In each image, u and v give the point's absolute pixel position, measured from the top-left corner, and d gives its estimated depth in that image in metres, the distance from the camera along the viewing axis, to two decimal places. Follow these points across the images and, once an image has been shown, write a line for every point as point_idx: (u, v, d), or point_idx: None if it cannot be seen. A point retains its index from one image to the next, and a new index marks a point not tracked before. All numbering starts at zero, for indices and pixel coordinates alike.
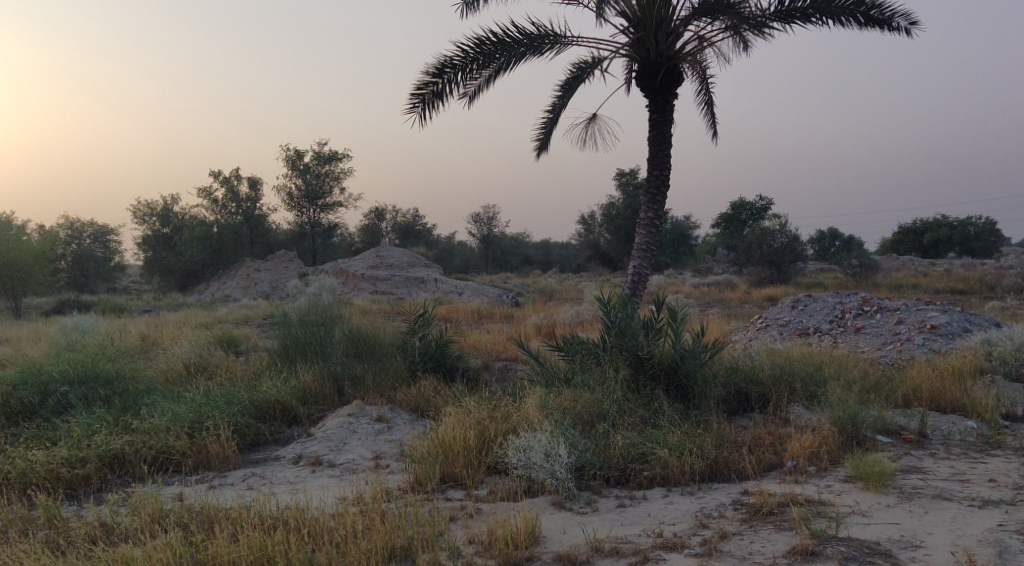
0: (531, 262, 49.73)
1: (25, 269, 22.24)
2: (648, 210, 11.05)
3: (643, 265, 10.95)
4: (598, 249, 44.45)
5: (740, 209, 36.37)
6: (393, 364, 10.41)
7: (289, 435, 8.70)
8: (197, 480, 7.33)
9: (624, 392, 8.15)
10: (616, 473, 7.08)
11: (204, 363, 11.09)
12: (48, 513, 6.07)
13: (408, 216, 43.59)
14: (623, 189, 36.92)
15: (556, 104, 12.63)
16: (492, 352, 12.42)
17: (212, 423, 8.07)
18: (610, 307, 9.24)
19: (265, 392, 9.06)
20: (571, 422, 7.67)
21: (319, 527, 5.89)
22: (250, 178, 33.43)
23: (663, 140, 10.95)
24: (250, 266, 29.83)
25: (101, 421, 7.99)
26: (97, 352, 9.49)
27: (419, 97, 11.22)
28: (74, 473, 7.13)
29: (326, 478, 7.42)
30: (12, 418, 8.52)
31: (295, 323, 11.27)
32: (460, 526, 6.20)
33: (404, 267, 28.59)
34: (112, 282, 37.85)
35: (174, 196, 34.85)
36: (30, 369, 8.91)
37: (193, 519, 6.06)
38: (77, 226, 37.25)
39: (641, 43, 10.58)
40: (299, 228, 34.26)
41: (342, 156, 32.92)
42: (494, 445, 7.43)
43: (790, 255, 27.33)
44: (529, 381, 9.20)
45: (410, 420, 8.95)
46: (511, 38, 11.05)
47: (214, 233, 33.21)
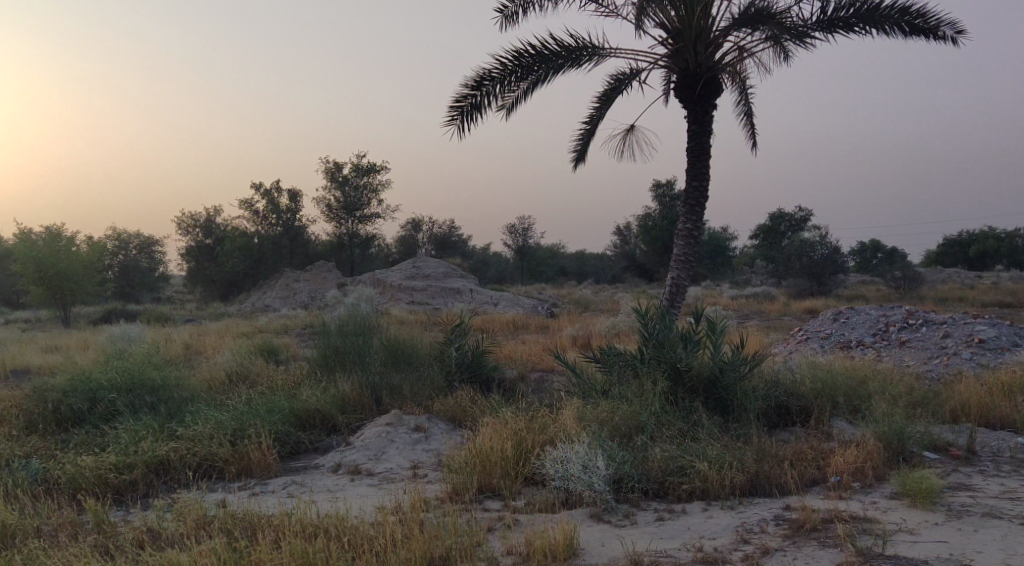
0: (567, 273, 49.73)
1: (74, 279, 22.80)
2: (687, 221, 10.99)
3: (682, 277, 10.90)
4: (634, 261, 44.27)
5: (779, 220, 35.98)
6: (430, 374, 10.48)
7: (328, 443, 8.81)
8: (239, 487, 7.44)
9: (662, 405, 8.09)
10: (655, 486, 7.05)
11: (245, 371, 11.28)
12: (97, 517, 6.20)
13: (444, 227, 43.80)
14: (660, 200, 36.76)
15: (594, 115, 12.65)
16: (528, 363, 12.44)
17: (254, 431, 8.19)
18: (648, 319, 9.20)
19: (305, 401, 9.19)
20: (609, 434, 7.64)
21: (360, 536, 5.93)
22: (290, 190, 33.92)
23: (701, 151, 10.91)
24: (290, 276, 30.24)
25: (147, 428, 8.15)
26: (143, 361, 9.69)
27: (458, 109, 11.32)
28: (121, 478, 7.28)
29: (365, 487, 7.49)
30: (62, 425, 8.73)
31: (335, 333, 11.41)
32: (498, 536, 6.21)
33: (441, 278, 28.76)
34: (157, 292, 38.65)
35: (216, 208, 35.48)
36: (79, 377, 9.12)
37: (237, 526, 6.15)
38: (123, 237, 38.12)
39: (681, 55, 10.57)
40: (337, 239, 34.67)
41: (380, 168, 33.26)
42: (531, 457, 7.43)
43: (831, 267, 26.94)
44: (566, 392, 9.18)
45: (447, 430, 8.99)
46: (549, 50, 11.12)
47: (255, 244, 33.72)
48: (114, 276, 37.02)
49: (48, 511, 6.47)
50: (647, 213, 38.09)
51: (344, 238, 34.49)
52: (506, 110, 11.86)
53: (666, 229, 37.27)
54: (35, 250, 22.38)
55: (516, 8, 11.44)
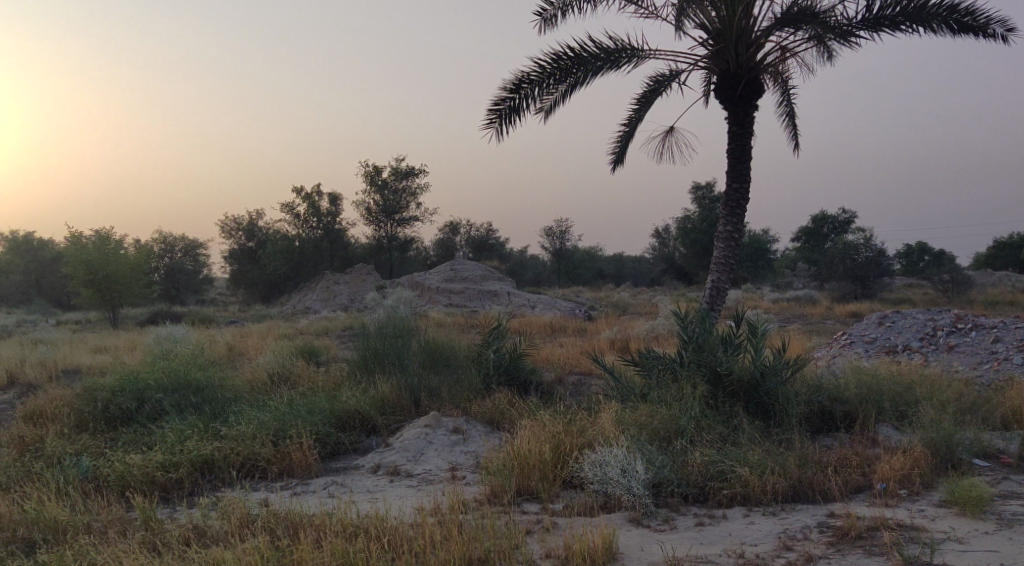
0: (605, 275, 49.59)
1: (122, 282, 23.28)
2: (727, 223, 10.89)
3: (722, 279, 10.80)
4: (673, 264, 43.93)
5: (822, 222, 35.47)
6: (468, 377, 10.52)
7: (368, 444, 8.88)
8: (281, 487, 7.54)
9: (702, 409, 8.02)
10: (695, 491, 6.99)
11: (287, 372, 11.43)
12: (145, 515, 6.33)
13: (482, 230, 43.94)
14: (699, 202, 36.48)
15: (633, 117, 12.60)
16: (566, 366, 12.43)
17: (296, 432, 8.29)
18: (687, 322, 9.13)
19: (345, 402, 9.28)
20: (648, 438, 7.58)
21: (399, 536, 5.98)
22: (331, 194, 34.33)
23: (742, 152, 10.80)
24: (330, 279, 30.57)
25: (192, 428, 8.31)
26: (188, 362, 9.88)
27: (496, 112, 11.36)
28: (168, 476, 7.42)
29: (404, 488, 7.54)
30: (111, 424, 8.93)
31: (374, 335, 11.52)
32: (536, 540, 6.21)
33: (478, 281, 28.85)
34: (201, 294, 39.37)
35: (258, 212, 36.02)
36: (127, 378, 9.32)
37: (280, 525, 6.23)
38: (169, 240, 38.91)
39: (721, 55, 10.49)
40: (376, 242, 34.99)
41: (419, 171, 33.51)
42: (570, 460, 7.41)
43: (876, 270, 26.49)
44: (604, 396, 9.15)
45: (485, 432, 9.02)
46: (588, 52, 11.10)
47: (296, 247, 34.16)
48: (160, 278, 37.80)
49: (97, 507, 6.62)
50: (686, 216, 37.78)
51: (384, 241, 34.80)
52: (544, 112, 11.87)
53: (706, 231, 36.98)
54: (85, 253, 22.94)
55: (555, 10, 11.44)
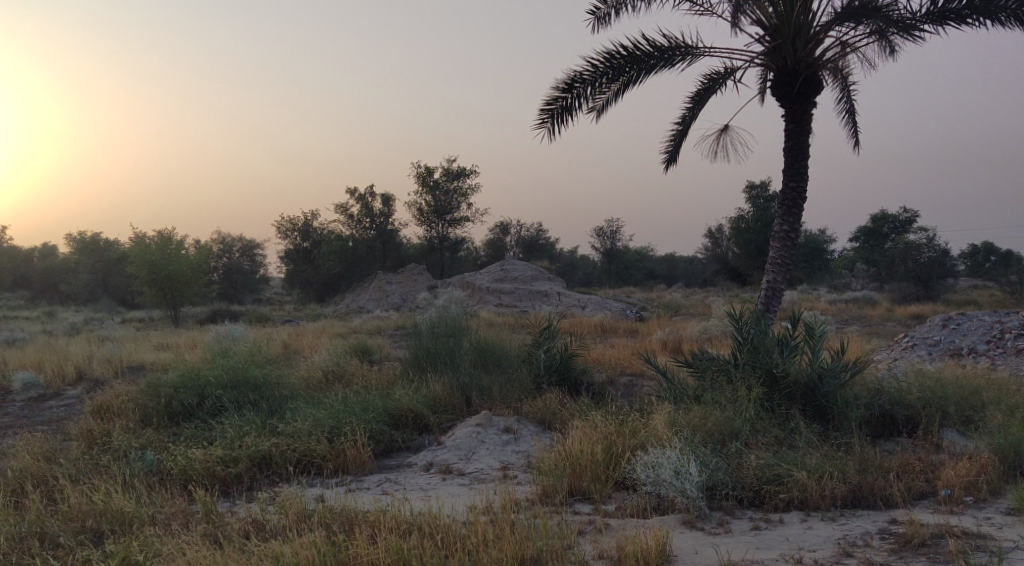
0: (656, 276, 49.21)
1: (183, 281, 23.87)
2: (784, 222, 10.70)
3: (778, 280, 10.62)
4: (726, 264, 43.35)
5: (882, 221, 34.76)
6: (519, 376, 10.53)
7: (420, 443, 8.95)
8: (336, 483, 7.66)
9: (757, 411, 7.91)
10: (750, 494, 6.89)
11: (341, 371, 11.58)
12: (206, 508, 6.48)
13: (532, 231, 43.97)
14: (753, 202, 35.85)
15: (686, 115, 12.46)
16: (617, 367, 12.34)
17: (350, 429, 8.42)
18: (742, 323, 9.00)
19: (398, 400, 9.38)
20: (702, 440, 7.47)
21: (452, 534, 6.01)
22: (384, 195, 34.73)
23: (800, 150, 10.60)
24: (382, 279, 30.90)
25: (250, 424, 8.49)
26: (247, 359, 10.08)
27: (548, 111, 11.35)
28: (227, 471, 7.57)
29: (457, 487, 7.58)
30: (173, 419, 9.16)
31: (426, 334, 11.62)
32: (588, 540, 6.20)
33: (529, 281, 28.85)
34: (257, 293, 40.17)
35: (313, 212, 36.58)
36: (188, 374, 9.56)
37: (336, 520, 6.33)
38: (227, 240, 39.81)
39: (778, 51, 10.32)
40: (428, 242, 35.27)
41: (470, 172, 33.66)
42: (621, 461, 7.37)
43: (939, 271, 25.81)
44: (657, 397, 9.07)
45: (537, 432, 9.01)
46: (641, 51, 11.03)
47: (350, 247, 34.63)
48: (218, 278, 38.67)
49: (161, 500, 6.79)
50: (739, 216, 37.25)
51: (435, 241, 35.06)
52: (596, 111, 11.82)
53: (760, 231, 36.39)
54: (148, 253, 23.57)
55: (608, 9, 11.39)
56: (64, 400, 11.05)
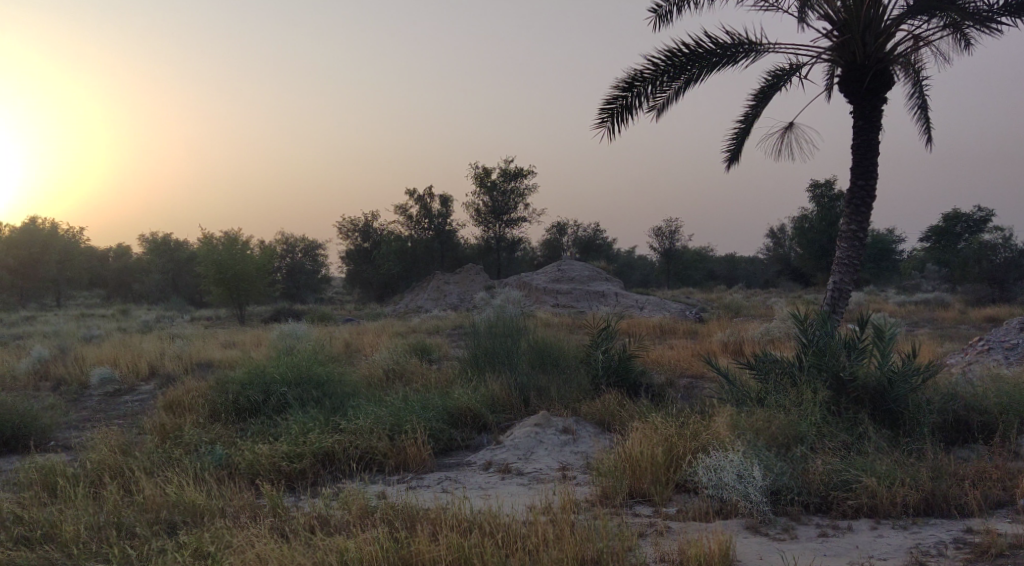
0: (716, 276, 48.57)
1: (249, 281, 24.41)
2: (851, 222, 10.42)
3: (845, 281, 10.35)
4: (788, 264, 42.54)
5: (955, 221, 33.68)
6: (577, 378, 10.47)
7: (479, 442, 8.98)
8: (398, 480, 7.73)
9: (824, 415, 7.72)
10: (817, 500, 6.73)
11: (401, 369, 11.70)
12: (273, 503, 6.61)
13: (589, 231, 43.77)
14: (817, 201, 34.95)
15: (749, 114, 12.25)
16: (677, 368, 12.21)
17: (410, 427, 8.50)
18: (807, 325, 8.81)
19: (458, 400, 9.42)
20: (765, 443, 7.32)
21: (512, 533, 6.01)
22: (442, 195, 35.00)
23: (868, 147, 10.33)
24: (440, 279, 31.17)
25: (315, 421, 8.63)
26: (310, 357, 10.26)
27: (608, 111, 11.30)
28: (292, 466, 7.71)
29: (516, 486, 7.58)
30: (240, 415, 9.38)
31: (485, 334, 11.68)
32: (650, 543, 6.12)
33: (586, 281, 28.72)
34: (319, 292, 40.91)
35: (373, 213, 37.05)
36: (254, 371, 9.77)
37: (397, 517, 6.38)
38: (290, 241, 40.61)
39: (847, 47, 10.07)
40: (485, 242, 35.42)
41: (527, 172, 33.67)
42: (683, 463, 7.29)
43: (1015, 272, 24.88)
44: (718, 399, 8.93)
45: (595, 433, 8.96)
46: (703, 48, 10.87)
47: (409, 247, 34.99)
48: (282, 278, 39.47)
49: (230, 493, 6.94)
50: (803, 216, 36.46)
51: (492, 241, 35.19)
52: (657, 110, 11.72)
53: (824, 232, 35.55)
54: (216, 254, 24.24)
55: (670, 7, 11.26)
56: (137, 395, 11.41)
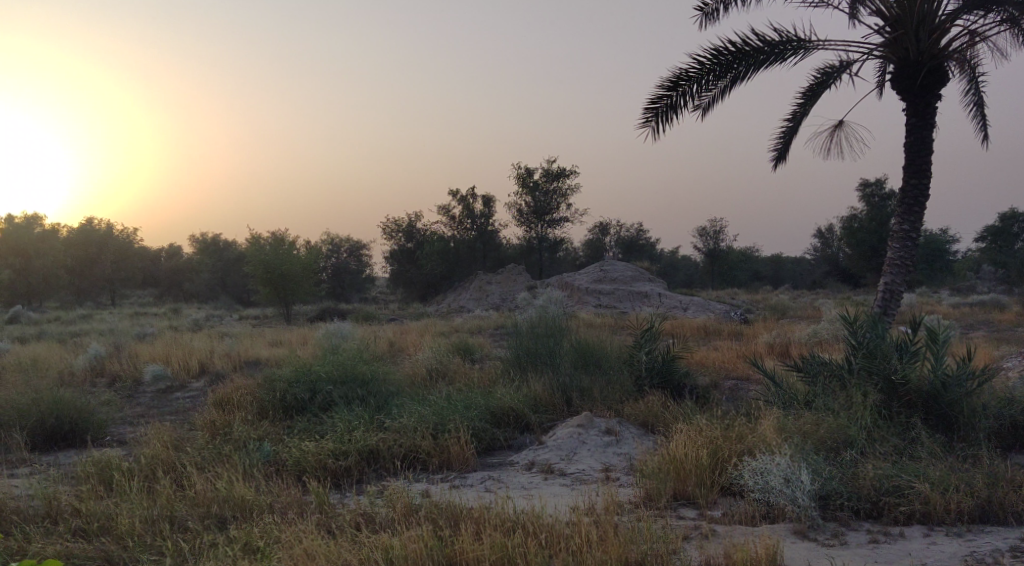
0: (761, 277, 47.94)
1: (295, 281, 24.74)
2: (903, 221, 10.18)
3: (896, 281, 10.12)
4: (836, 265, 41.75)
5: (1011, 221, 32.64)
6: (619, 379, 10.40)
7: (522, 442, 8.97)
8: (441, 479, 7.76)
9: (874, 419, 7.56)
10: (868, 505, 6.59)
11: (444, 368, 11.75)
12: (320, 499, 6.68)
13: (632, 231, 43.50)
14: (867, 200, 34.45)
15: (797, 112, 12.06)
16: (722, 370, 12.06)
17: (454, 426, 8.53)
18: (857, 326, 8.63)
19: (500, 400, 9.42)
20: (813, 447, 7.20)
21: (556, 534, 5.99)
22: (485, 196, 35.13)
23: (922, 146, 10.09)
24: (483, 279, 31.31)
25: (359, 419, 8.71)
26: (355, 355, 10.35)
27: (653, 110, 11.22)
28: (338, 464, 7.79)
29: (558, 487, 7.56)
30: (287, 413, 9.51)
31: (527, 334, 11.68)
32: (695, 546, 6.05)
33: (629, 282, 28.54)
34: (364, 292, 41.30)
35: (416, 214, 37.29)
36: (300, 369, 9.89)
37: (441, 515, 6.40)
38: (335, 241, 41.12)
39: (899, 43, 9.87)
40: (527, 242, 35.42)
41: (570, 172, 33.59)
42: (728, 466, 7.19)
43: None
44: (764, 401, 8.79)
45: (638, 435, 8.89)
46: (750, 46, 10.71)
47: (452, 247, 35.15)
48: (327, 277, 39.97)
49: (278, 489, 7.03)
50: (852, 215, 35.81)
51: (535, 241, 35.16)
52: (702, 109, 11.60)
53: (874, 232, 34.85)
54: (264, 253, 24.67)
55: (716, 4, 11.14)
56: (188, 393, 11.64)
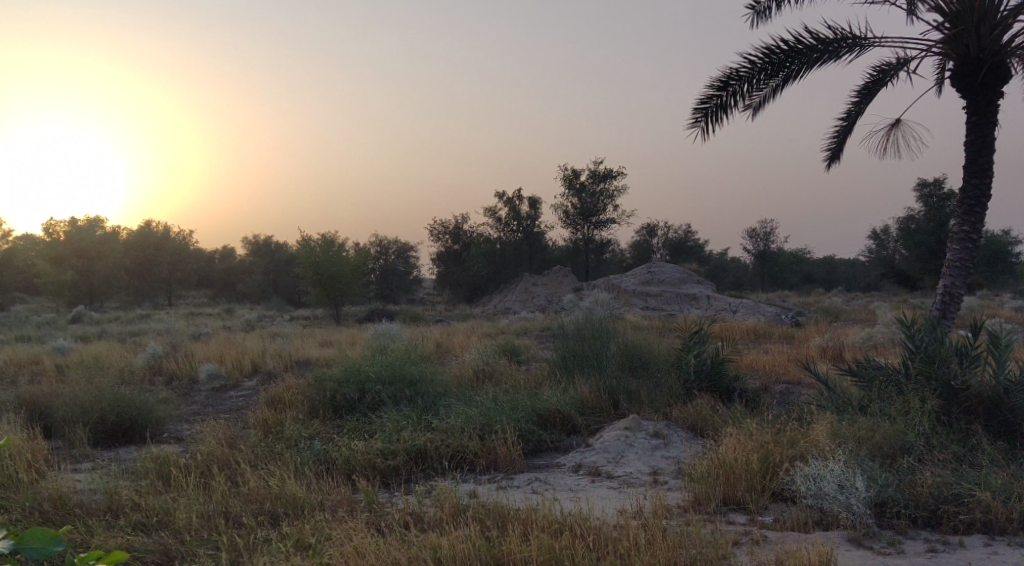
0: (813, 280, 47.09)
1: (345, 282, 25.05)
2: (963, 222, 9.89)
3: (956, 284, 9.83)
4: (892, 267, 40.79)
5: None
6: (668, 381, 10.29)
7: (569, 444, 8.94)
8: (488, 479, 7.77)
9: (932, 425, 7.35)
10: (925, 513, 6.42)
11: (491, 370, 11.76)
12: (369, 498, 6.74)
13: (680, 232, 43.10)
14: (926, 200, 33.57)
15: (852, 110, 11.81)
16: (773, 374, 11.85)
17: (500, 427, 8.53)
18: (915, 330, 8.41)
19: (547, 401, 9.41)
20: (869, 454, 7.04)
21: (603, 537, 5.94)
22: (531, 198, 35.15)
23: (984, 144, 9.79)
24: (530, 280, 31.38)
25: (408, 419, 8.77)
26: (402, 356, 10.43)
27: (702, 110, 11.12)
28: (387, 464, 7.84)
29: (606, 490, 7.51)
30: (337, 412, 9.60)
31: (574, 336, 11.63)
32: (745, 552, 5.96)
33: (677, 284, 28.27)
34: (411, 294, 41.62)
35: (463, 216, 37.45)
36: (349, 369, 9.98)
37: (489, 516, 6.40)
38: (384, 243, 41.55)
39: (960, 39, 9.60)
40: (574, 244, 35.33)
41: (617, 173, 33.40)
42: (779, 471, 7.06)
43: None
44: (817, 406, 8.60)
45: (687, 438, 8.79)
46: (803, 44, 10.51)
47: (498, 249, 35.24)
48: (376, 278, 40.38)
49: (328, 487, 7.12)
50: (909, 216, 34.94)
51: (581, 243, 35.03)
52: (754, 109, 11.45)
53: (932, 233, 33.93)
54: (314, 255, 25.04)
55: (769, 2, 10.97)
56: (242, 391, 11.85)
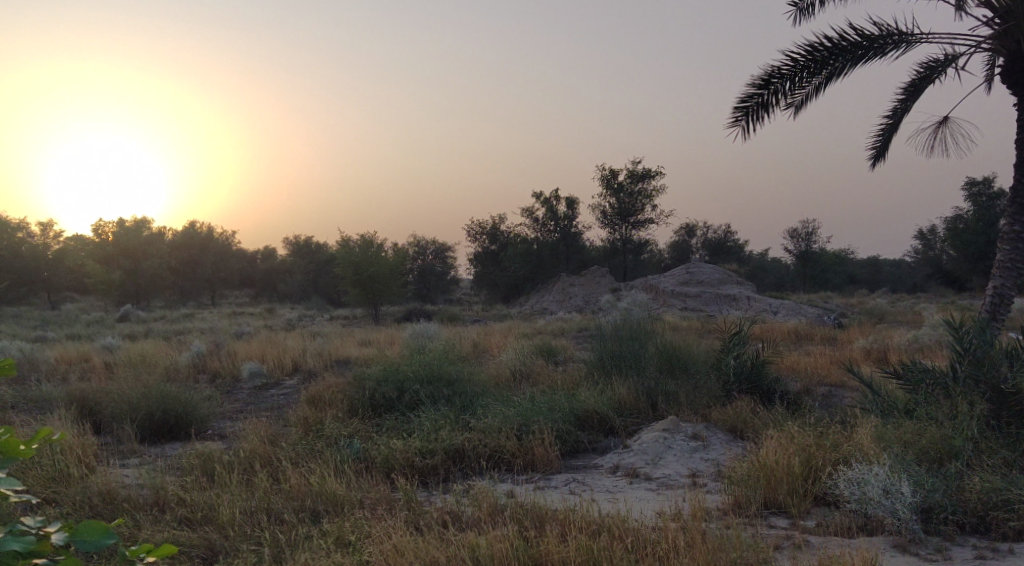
0: (856, 280, 46.26)
1: (383, 282, 25.23)
2: (1014, 221, 9.63)
3: (1007, 285, 9.57)
4: (939, 267, 39.91)
5: None
6: (707, 383, 10.18)
7: (606, 445, 8.89)
8: (526, 479, 7.76)
9: (981, 430, 7.17)
10: (974, 520, 6.27)
11: (527, 370, 11.75)
12: (407, 496, 6.77)
13: (719, 232, 42.68)
14: (974, 200, 32.91)
15: (898, 108, 11.58)
16: (815, 376, 11.66)
17: (538, 427, 8.52)
18: (962, 332, 8.21)
19: (584, 402, 9.37)
20: (914, 458, 6.90)
21: (642, 539, 5.90)
22: (568, 198, 35.10)
23: None
24: (567, 280, 31.33)
25: (446, 418, 8.79)
26: (440, 356, 10.46)
27: (743, 109, 11.01)
28: (425, 462, 7.88)
29: (643, 491, 7.46)
30: (376, 411, 9.66)
31: (612, 337, 11.57)
32: (787, 556, 5.87)
33: (716, 285, 27.98)
34: (448, 294, 41.78)
35: (500, 217, 37.50)
36: (388, 368, 10.04)
37: (526, 516, 6.39)
38: (422, 243, 41.80)
39: (1011, 35, 9.35)
40: (611, 244, 35.17)
41: (656, 172, 33.18)
42: (822, 474, 6.96)
43: None
44: (861, 410, 8.44)
45: (727, 441, 8.69)
46: (848, 41, 10.32)
47: (535, 249, 35.22)
48: (414, 278, 40.60)
49: (368, 485, 7.17)
50: (956, 216, 34.19)
51: (618, 243, 34.86)
52: (796, 107, 11.30)
53: (981, 234, 33.16)
54: (353, 256, 25.27)
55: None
56: (283, 390, 11.99)
